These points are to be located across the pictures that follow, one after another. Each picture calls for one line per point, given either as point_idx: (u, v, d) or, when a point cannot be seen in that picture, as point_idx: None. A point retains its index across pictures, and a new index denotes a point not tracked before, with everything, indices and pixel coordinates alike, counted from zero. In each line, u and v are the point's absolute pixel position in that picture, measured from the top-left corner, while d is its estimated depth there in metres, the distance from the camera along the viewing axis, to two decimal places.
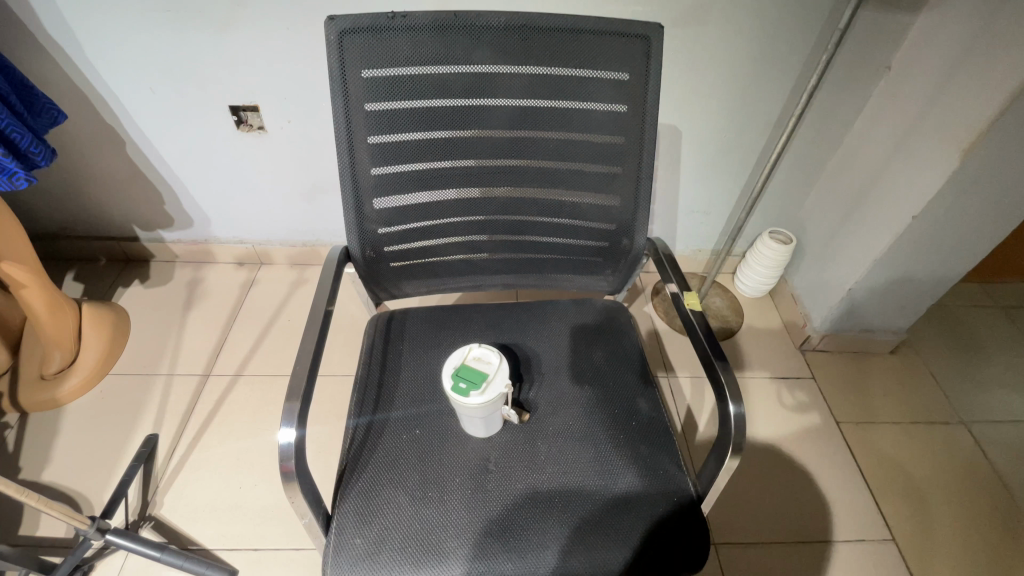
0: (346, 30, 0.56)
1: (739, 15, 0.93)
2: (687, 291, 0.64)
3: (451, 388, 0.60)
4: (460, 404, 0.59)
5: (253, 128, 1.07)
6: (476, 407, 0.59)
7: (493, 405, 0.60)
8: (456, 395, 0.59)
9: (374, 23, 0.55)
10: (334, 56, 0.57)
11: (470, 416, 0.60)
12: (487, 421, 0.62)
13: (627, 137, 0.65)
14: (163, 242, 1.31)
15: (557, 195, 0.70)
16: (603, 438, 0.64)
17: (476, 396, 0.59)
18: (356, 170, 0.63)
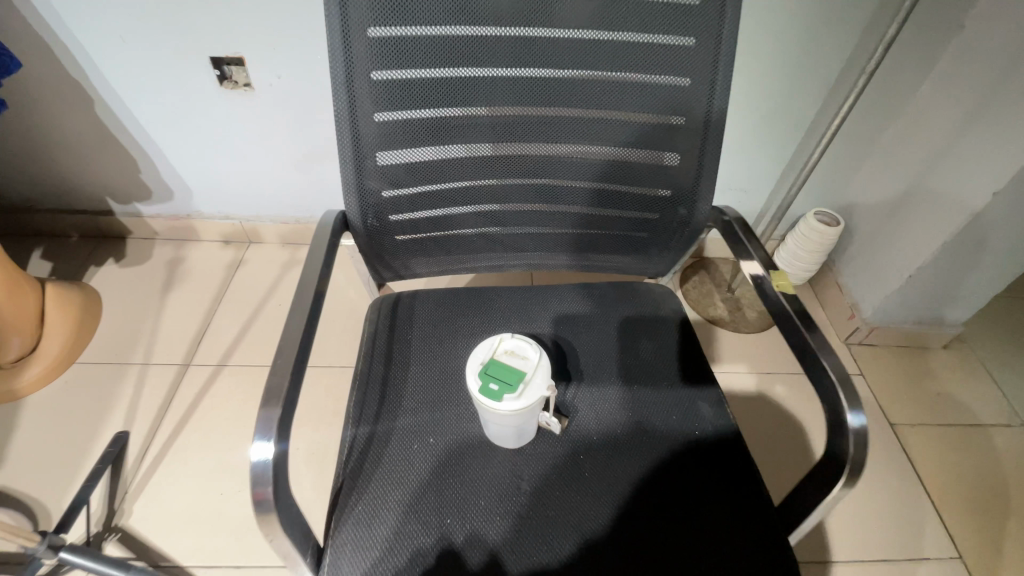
0: None
1: None
2: (773, 270, 0.51)
3: (479, 390, 0.48)
4: (491, 410, 0.47)
5: (238, 85, 0.94)
6: (512, 414, 0.47)
7: (531, 411, 0.48)
8: (485, 398, 0.48)
9: None
10: None
11: (502, 424, 0.49)
12: (522, 431, 0.50)
13: (695, 79, 0.52)
14: (141, 217, 1.18)
15: (603, 152, 0.57)
16: (662, 452, 0.52)
17: (512, 401, 0.47)
18: (356, 115, 0.50)
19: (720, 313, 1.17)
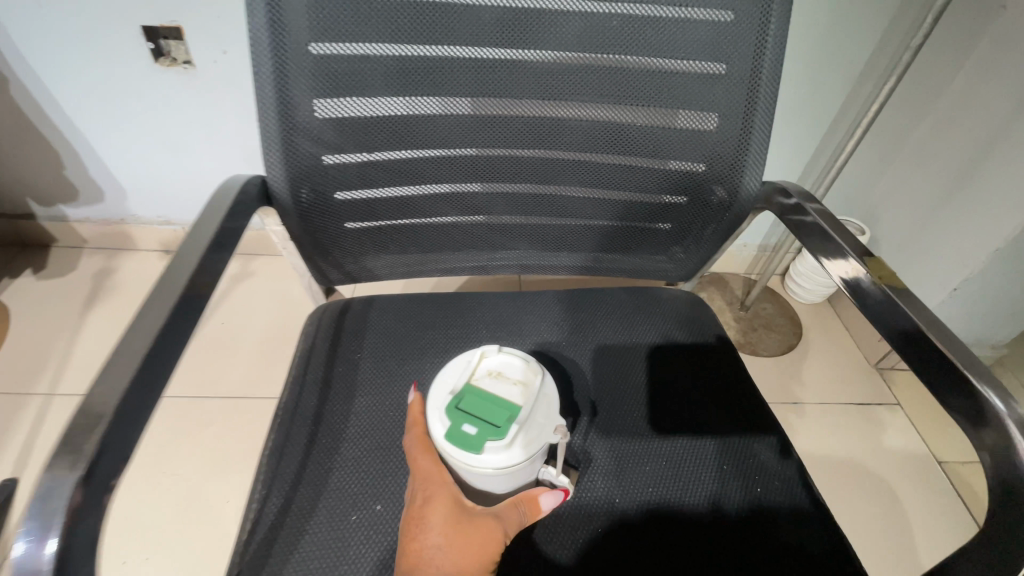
0: None
1: None
2: (869, 256, 0.38)
3: (448, 438, 0.36)
4: (468, 464, 0.36)
5: (177, 62, 0.80)
6: (499, 469, 0.35)
7: (528, 462, 0.36)
8: (458, 449, 0.36)
9: None
10: None
11: (489, 480, 0.37)
12: (517, 485, 0.38)
13: (744, 8, 0.39)
14: (66, 222, 1.02)
15: (618, 116, 0.43)
16: (706, 534, 0.39)
17: (498, 450, 0.35)
18: (281, 43, 0.36)
19: (733, 335, 1.04)
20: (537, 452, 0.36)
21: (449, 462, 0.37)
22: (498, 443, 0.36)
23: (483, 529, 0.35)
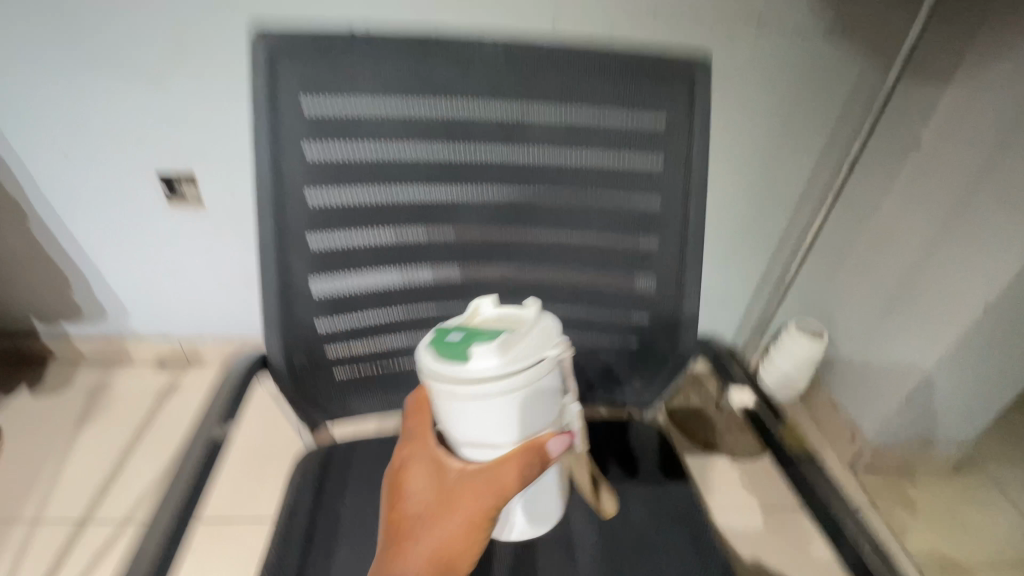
0: (278, 52, 0.39)
1: (772, 79, 0.81)
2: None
3: (438, 356, 0.36)
4: (458, 375, 0.35)
5: (189, 201, 0.89)
6: (492, 376, 0.35)
7: (524, 379, 0.36)
8: (449, 361, 0.36)
9: (318, 43, 0.40)
10: (259, 87, 0.40)
11: (486, 410, 0.37)
12: (519, 422, 0.38)
13: (667, 199, 0.48)
14: (66, 339, 1.06)
15: (572, 279, 0.51)
16: None
17: (487, 352, 0.35)
18: (286, 242, 0.44)
19: (710, 437, 1.07)
20: (537, 372, 0.36)
21: (442, 394, 0.37)
22: (486, 350, 0.35)
23: (461, 491, 0.38)
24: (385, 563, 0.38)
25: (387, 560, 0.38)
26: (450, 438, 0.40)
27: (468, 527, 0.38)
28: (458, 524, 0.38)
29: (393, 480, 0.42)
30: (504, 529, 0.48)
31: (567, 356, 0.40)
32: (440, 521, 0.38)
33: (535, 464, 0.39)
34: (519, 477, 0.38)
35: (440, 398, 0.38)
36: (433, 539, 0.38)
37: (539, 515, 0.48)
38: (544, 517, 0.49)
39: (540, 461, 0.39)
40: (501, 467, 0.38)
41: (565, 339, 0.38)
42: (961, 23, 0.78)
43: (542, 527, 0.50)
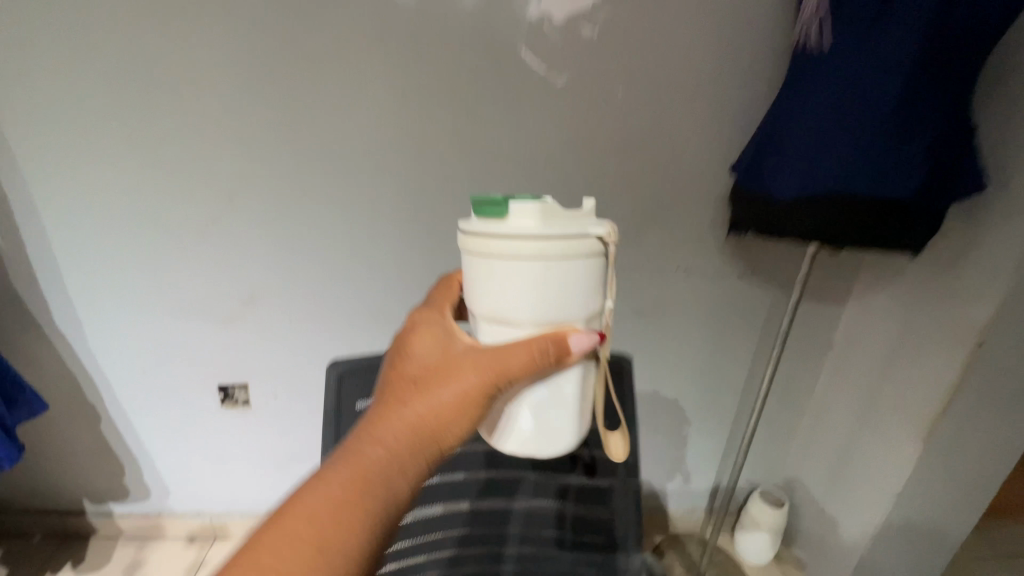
0: (345, 372, 0.64)
1: (707, 310, 1.04)
2: None
3: (481, 221, 0.43)
4: (503, 229, 0.42)
5: (239, 403, 1.08)
6: (531, 233, 0.41)
7: (552, 244, 0.42)
8: (494, 221, 0.42)
9: (370, 363, 0.65)
10: (330, 394, 0.63)
11: (520, 271, 0.43)
12: (546, 300, 0.44)
13: None
14: (110, 516, 1.19)
15: (549, 509, 0.65)
16: None
17: (527, 214, 0.41)
18: None
19: None
20: (570, 250, 0.42)
21: (481, 250, 0.43)
22: (530, 213, 0.41)
23: (463, 361, 0.45)
24: (378, 415, 0.44)
25: (380, 415, 0.44)
26: (475, 313, 0.47)
27: (461, 403, 0.43)
28: (453, 394, 0.43)
29: (405, 334, 0.50)
30: (510, 437, 0.49)
31: (608, 260, 0.45)
32: (434, 385, 0.44)
33: (552, 348, 0.43)
34: (530, 358, 0.43)
35: (477, 254, 0.44)
36: (426, 403, 0.44)
37: (549, 433, 0.48)
38: (555, 438, 0.49)
39: (557, 350, 0.43)
40: (513, 347, 0.43)
41: (616, 231, 0.43)
42: (846, 267, 1.04)
43: (550, 451, 0.49)
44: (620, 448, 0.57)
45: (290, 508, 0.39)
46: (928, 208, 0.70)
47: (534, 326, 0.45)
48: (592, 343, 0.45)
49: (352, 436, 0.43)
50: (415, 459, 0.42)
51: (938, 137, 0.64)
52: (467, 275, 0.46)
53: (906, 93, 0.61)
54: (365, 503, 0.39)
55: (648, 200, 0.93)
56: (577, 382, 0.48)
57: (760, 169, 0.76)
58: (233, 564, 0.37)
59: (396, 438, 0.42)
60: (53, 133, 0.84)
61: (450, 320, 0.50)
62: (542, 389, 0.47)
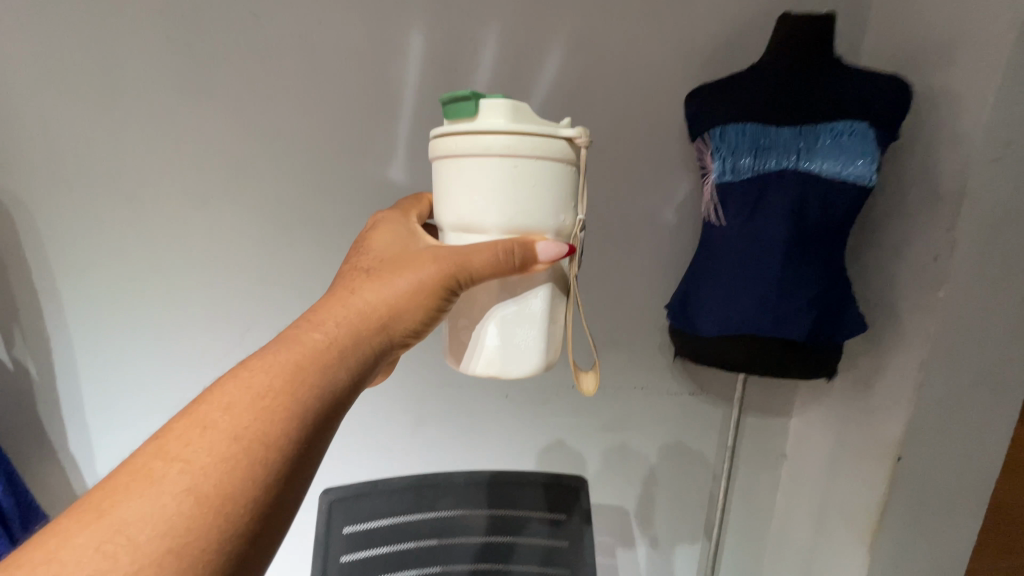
0: (336, 499, 0.76)
1: (666, 423, 1.15)
2: None
3: (456, 122, 0.49)
4: (474, 125, 0.47)
5: None
6: (503, 129, 0.46)
7: (523, 145, 0.47)
8: (467, 121, 0.48)
9: (359, 491, 0.77)
10: (323, 521, 0.75)
11: (491, 170, 0.48)
12: (515, 205, 0.49)
13: (569, 561, 0.79)
14: None
15: None
16: None
17: (498, 111, 0.47)
18: None
19: None
20: (539, 149, 0.48)
21: (456, 150, 0.49)
22: (501, 110, 0.47)
23: (417, 257, 0.50)
24: (329, 305, 0.49)
25: (332, 303, 0.49)
26: (444, 225, 0.54)
27: (412, 291, 0.49)
28: (405, 284, 0.49)
29: (366, 244, 0.55)
30: (480, 359, 0.54)
31: (577, 168, 0.52)
32: (386, 279, 0.49)
33: (519, 251, 0.48)
34: (494, 256, 0.48)
35: (451, 155, 0.50)
36: (378, 292, 0.49)
37: (516, 348, 0.54)
38: (520, 357, 0.54)
39: (523, 252, 0.48)
40: (476, 246, 0.48)
41: (586, 134, 0.51)
42: (784, 384, 1.16)
43: (516, 371, 0.54)
44: (591, 382, 0.60)
45: (235, 378, 0.42)
46: (817, 348, 0.85)
47: (502, 231, 0.50)
48: (559, 252, 0.49)
49: (302, 323, 0.47)
50: (359, 338, 0.46)
51: (816, 298, 0.80)
52: (441, 184, 0.52)
53: (787, 264, 0.79)
54: (307, 371, 0.43)
55: (605, 329, 1.07)
56: (542, 299, 0.54)
57: (684, 311, 0.89)
58: (176, 424, 0.40)
59: (344, 321, 0.47)
60: (88, 290, 0.94)
61: (409, 232, 0.56)
62: (510, 305, 0.53)
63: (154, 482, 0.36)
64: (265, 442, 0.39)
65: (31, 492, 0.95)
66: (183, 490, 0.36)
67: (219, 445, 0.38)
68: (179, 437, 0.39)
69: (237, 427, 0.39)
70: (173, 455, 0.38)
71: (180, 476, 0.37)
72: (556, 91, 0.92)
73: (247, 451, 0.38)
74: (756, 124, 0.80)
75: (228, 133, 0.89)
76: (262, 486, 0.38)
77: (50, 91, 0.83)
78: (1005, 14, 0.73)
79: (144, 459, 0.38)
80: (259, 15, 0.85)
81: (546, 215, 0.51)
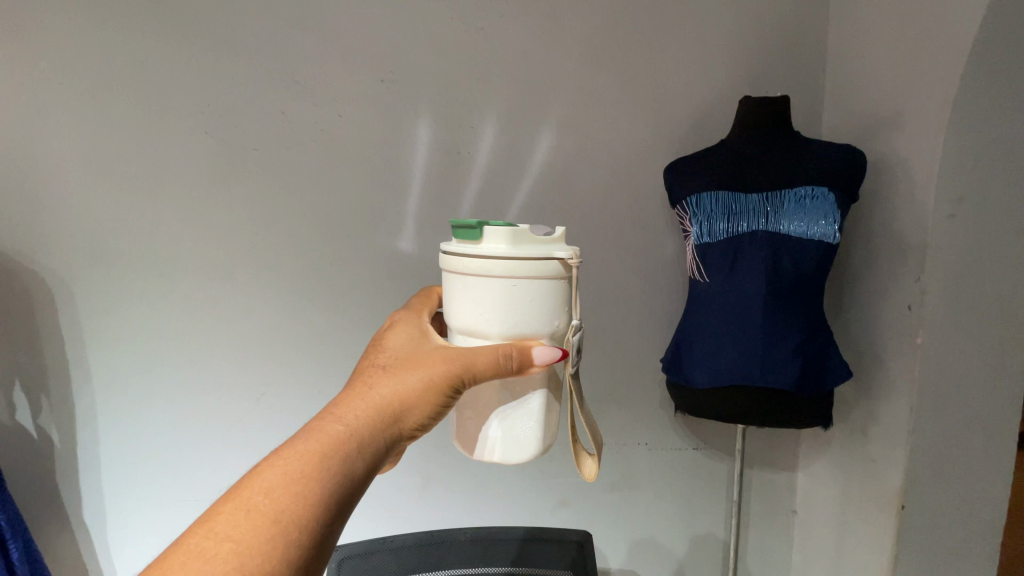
0: (344, 556, 0.78)
1: (672, 480, 1.16)
2: None
3: (462, 242, 0.53)
4: (476, 249, 0.51)
5: None
6: (501, 254, 0.50)
7: (521, 268, 0.51)
8: (471, 242, 0.52)
9: (367, 549, 0.79)
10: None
11: (491, 288, 0.52)
12: (514, 317, 0.52)
13: None
14: None
15: None
16: None
17: (498, 237, 0.50)
18: None
19: None
20: (536, 269, 0.51)
21: (460, 269, 0.53)
22: (501, 236, 0.50)
23: (429, 354, 0.54)
24: (348, 399, 0.52)
25: (351, 397, 0.52)
26: (451, 327, 0.57)
27: (423, 387, 0.52)
28: (416, 380, 0.53)
29: (382, 340, 0.59)
30: (483, 448, 0.57)
31: (573, 281, 0.54)
32: (400, 375, 0.53)
33: (517, 355, 0.51)
34: (495, 359, 0.51)
35: (456, 272, 0.54)
36: (393, 388, 0.53)
37: (517, 441, 0.56)
38: (520, 447, 0.56)
39: (521, 357, 0.51)
40: (479, 349, 0.52)
41: (580, 253, 0.52)
42: (788, 437, 1.17)
43: (516, 459, 0.56)
44: (592, 468, 0.59)
45: (271, 465, 0.46)
46: (808, 397, 0.89)
47: (503, 338, 0.53)
48: (553, 357, 0.52)
49: (325, 414, 0.51)
50: (374, 431, 0.50)
51: (800, 346, 0.86)
52: (449, 292, 0.56)
53: (766, 318, 0.86)
54: (331, 462, 0.47)
55: (604, 386, 1.11)
56: (540, 395, 0.57)
57: (678, 365, 0.94)
58: (221, 507, 0.44)
59: (362, 415, 0.50)
60: (117, 359, 1.01)
61: (421, 329, 0.60)
62: (511, 404, 0.56)
63: (206, 561, 0.40)
64: (297, 527, 0.43)
65: (44, 561, 0.97)
66: (232, 567, 0.40)
67: (260, 528, 0.42)
68: (227, 519, 0.43)
69: (274, 513, 0.43)
70: (221, 535, 0.42)
71: (229, 555, 0.40)
72: (548, 168, 1.03)
73: (283, 535, 0.42)
74: (727, 193, 0.89)
75: (254, 213, 0.99)
76: (295, 567, 0.42)
77: (101, 181, 0.95)
78: (940, 91, 0.84)
79: (196, 540, 0.42)
80: (287, 113, 0.97)
81: (543, 327, 0.53)
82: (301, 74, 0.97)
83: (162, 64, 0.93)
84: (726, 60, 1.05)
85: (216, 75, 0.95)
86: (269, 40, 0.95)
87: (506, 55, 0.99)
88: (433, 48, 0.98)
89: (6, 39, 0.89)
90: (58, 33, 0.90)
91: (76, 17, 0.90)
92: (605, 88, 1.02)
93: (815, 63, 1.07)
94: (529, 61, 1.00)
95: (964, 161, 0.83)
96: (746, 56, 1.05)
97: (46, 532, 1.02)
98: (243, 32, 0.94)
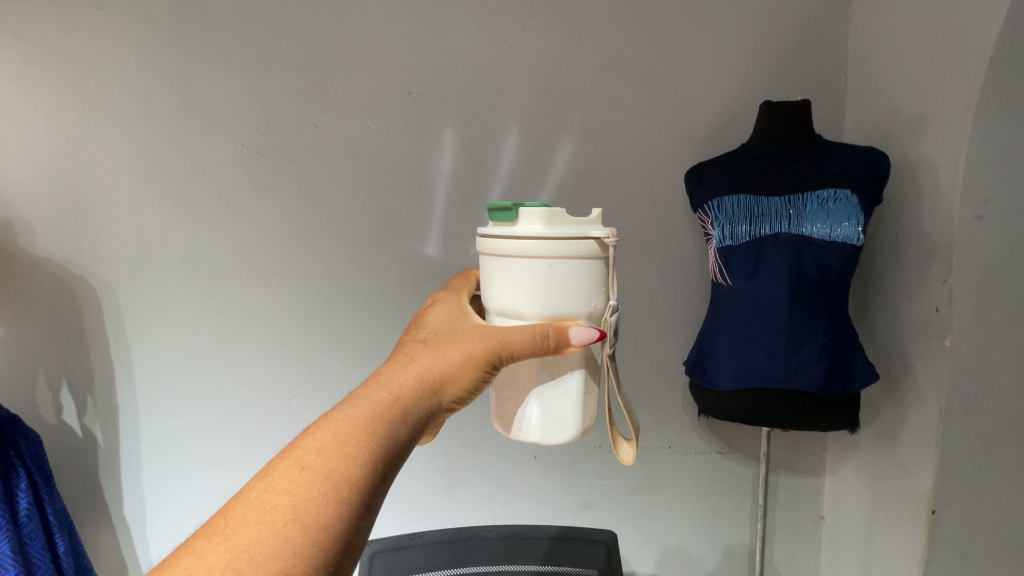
0: (377, 548, 0.81)
1: (696, 482, 1.16)
2: None
3: (498, 225, 0.55)
4: (512, 230, 0.53)
5: None
6: (537, 233, 0.52)
7: (558, 242, 0.52)
8: (507, 225, 0.55)
9: (398, 543, 0.81)
10: (364, 569, 0.79)
11: (527, 268, 0.54)
12: (550, 296, 0.54)
13: None
14: None
15: None
16: None
17: (534, 217, 0.53)
18: None
19: None
20: (571, 248, 0.53)
21: (496, 251, 0.55)
22: (536, 216, 0.53)
23: (467, 332, 0.57)
24: (391, 369, 0.56)
25: (394, 369, 0.56)
26: (489, 308, 0.60)
27: (462, 361, 0.55)
28: (456, 354, 0.56)
29: (423, 318, 0.62)
30: (521, 428, 0.59)
31: (609, 260, 0.55)
32: (440, 350, 0.57)
33: (554, 334, 0.53)
34: (532, 338, 0.53)
35: (494, 253, 0.56)
36: (434, 361, 0.56)
37: (555, 421, 0.58)
38: (558, 427, 0.58)
39: (558, 336, 0.53)
40: (517, 328, 0.54)
41: (616, 234, 0.54)
42: (813, 442, 1.16)
43: (555, 439, 0.58)
44: (629, 452, 0.61)
45: (322, 427, 0.49)
46: (834, 399, 0.89)
47: (540, 318, 0.55)
48: (590, 337, 0.53)
49: (371, 383, 0.55)
50: (415, 401, 0.53)
51: (824, 346, 0.86)
52: (487, 274, 0.58)
53: (790, 316, 0.87)
54: (378, 426, 0.50)
55: (627, 388, 1.12)
56: (577, 374, 0.59)
57: (700, 367, 0.94)
58: (277, 464, 0.47)
59: (405, 384, 0.54)
60: (158, 359, 1.05)
61: (460, 309, 0.63)
62: (549, 384, 0.58)
63: (265, 512, 0.43)
64: (348, 483, 0.45)
65: (86, 555, 1.01)
66: (290, 518, 0.43)
67: (314, 484, 0.45)
68: (282, 474, 0.46)
69: (326, 470, 0.46)
70: (278, 490, 0.44)
71: (287, 508, 0.43)
72: (570, 173, 1.05)
73: (336, 491, 0.45)
74: (748, 196, 0.91)
75: (288, 221, 1.04)
76: (347, 522, 0.44)
77: (145, 191, 1.00)
78: (965, 92, 0.83)
79: (255, 494, 0.44)
80: (318, 125, 1.02)
81: (581, 305, 0.55)
82: (332, 88, 1.01)
83: (202, 80, 0.99)
84: (747, 67, 1.06)
85: (252, 91, 1.00)
86: (301, 56, 1.00)
87: (530, 66, 1.02)
88: (458, 61, 1.02)
89: (62, 61, 0.95)
90: (110, 53, 0.96)
91: (125, 39, 0.97)
92: (625, 96, 1.04)
93: (836, 67, 1.08)
94: (550, 71, 1.03)
95: (995, 163, 0.82)
96: (767, 63, 1.06)
97: (91, 525, 1.07)
98: (277, 50, 0.99)
